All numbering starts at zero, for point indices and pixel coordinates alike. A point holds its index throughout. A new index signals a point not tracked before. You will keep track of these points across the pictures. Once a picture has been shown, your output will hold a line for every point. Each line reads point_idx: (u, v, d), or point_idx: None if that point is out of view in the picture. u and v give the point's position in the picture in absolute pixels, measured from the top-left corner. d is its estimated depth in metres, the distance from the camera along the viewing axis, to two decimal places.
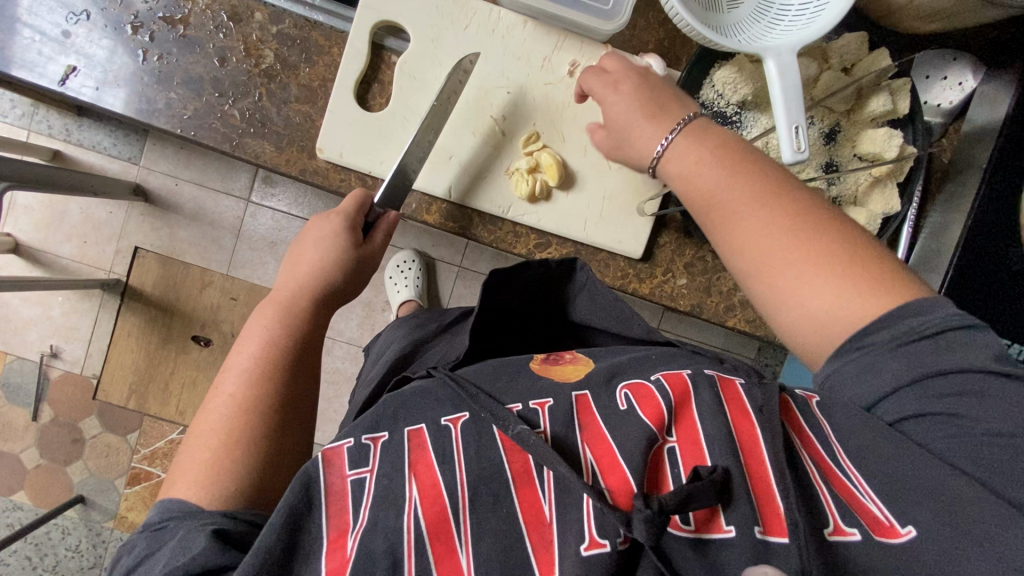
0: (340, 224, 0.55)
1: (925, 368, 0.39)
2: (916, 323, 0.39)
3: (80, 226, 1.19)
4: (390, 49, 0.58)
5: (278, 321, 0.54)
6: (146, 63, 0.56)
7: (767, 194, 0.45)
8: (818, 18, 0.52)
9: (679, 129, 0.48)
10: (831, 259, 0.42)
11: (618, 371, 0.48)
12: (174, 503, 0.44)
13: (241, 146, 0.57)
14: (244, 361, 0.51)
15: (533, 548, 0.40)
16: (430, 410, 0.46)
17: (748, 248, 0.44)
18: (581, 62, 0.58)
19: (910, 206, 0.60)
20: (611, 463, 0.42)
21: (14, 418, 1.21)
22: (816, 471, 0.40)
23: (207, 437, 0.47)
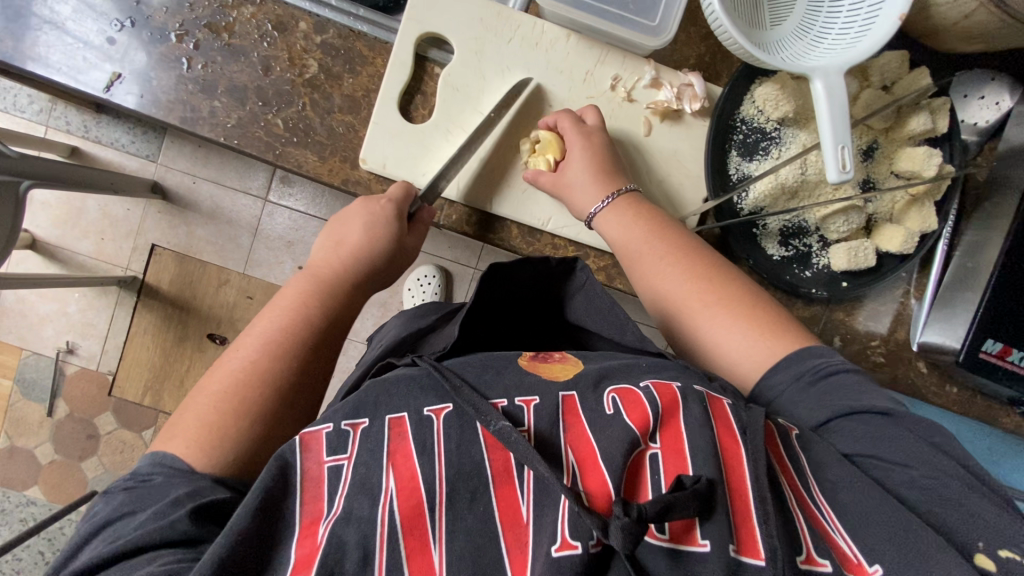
0: (379, 208, 0.56)
1: (843, 408, 0.46)
2: (802, 363, 0.49)
3: (97, 222, 1.19)
4: (434, 60, 0.58)
5: (309, 296, 0.55)
6: (189, 70, 0.56)
7: (682, 248, 0.55)
8: (867, 36, 0.52)
9: (616, 196, 0.56)
10: (729, 302, 0.53)
11: (606, 374, 0.49)
12: (167, 455, 0.46)
13: (283, 156, 0.57)
14: (271, 330, 0.52)
15: (508, 549, 0.41)
16: (411, 398, 0.47)
17: (665, 291, 0.54)
18: (624, 76, 0.58)
19: (945, 225, 0.61)
20: (593, 466, 0.43)
21: (29, 413, 1.21)
22: (792, 495, 0.42)
23: (216, 397, 0.48)
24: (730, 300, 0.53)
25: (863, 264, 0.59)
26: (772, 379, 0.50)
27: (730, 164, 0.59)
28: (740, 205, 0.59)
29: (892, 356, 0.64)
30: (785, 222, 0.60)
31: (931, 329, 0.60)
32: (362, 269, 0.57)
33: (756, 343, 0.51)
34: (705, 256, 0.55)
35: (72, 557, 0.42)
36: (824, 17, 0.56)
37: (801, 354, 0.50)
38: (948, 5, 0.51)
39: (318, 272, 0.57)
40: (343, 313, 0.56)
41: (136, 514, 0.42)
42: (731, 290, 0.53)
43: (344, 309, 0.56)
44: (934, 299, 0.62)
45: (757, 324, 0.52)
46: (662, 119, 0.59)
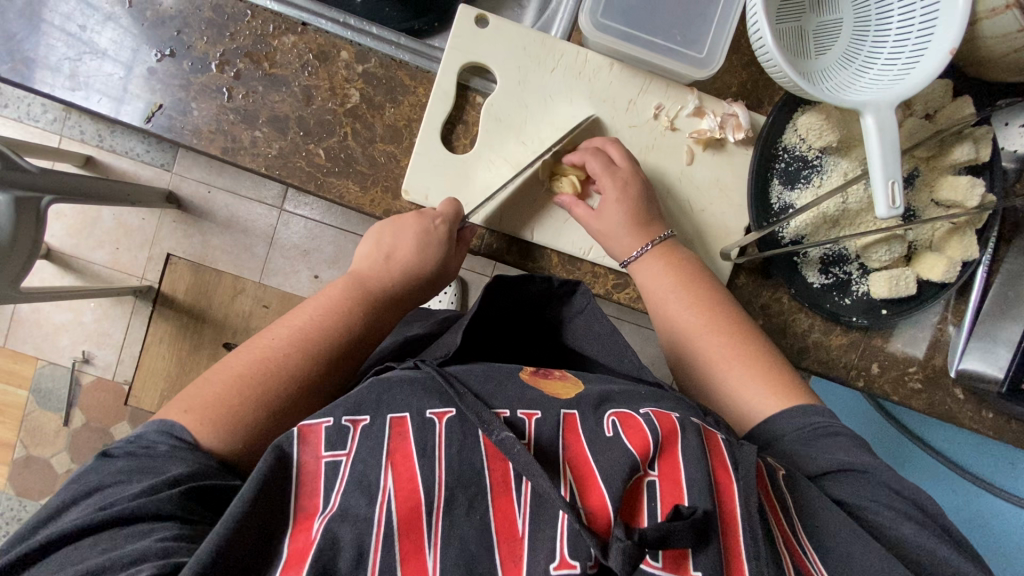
0: (432, 226, 0.55)
1: (845, 462, 0.46)
2: (802, 419, 0.49)
3: (112, 232, 1.16)
4: (476, 89, 0.58)
5: (351, 297, 0.54)
6: (230, 100, 0.56)
7: (717, 304, 0.55)
8: (915, 65, 0.52)
9: (655, 242, 0.56)
10: (762, 363, 0.53)
11: (607, 397, 0.48)
12: (168, 422, 0.44)
13: (324, 186, 0.56)
14: (307, 323, 0.51)
15: (502, 561, 0.39)
16: (414, 399, 0.44)
17: (697, 344, 0.54)
18: (666, 105, 0.58)
19: (984, 252, 0.60)
20: (593, 486, 0.41)
21: (44, 422, 1.16)
22: (781, 537, 0.41)
23: (238, 373, 0.47)
24: (763, 361, 0.53)
25: (903, 292, 0.59)
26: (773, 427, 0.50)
27: (771, 193, 0.59)
28: (782, 234, 0.59)
29: (930, 382, 0.64)
30: (825, 250, 0.60)
31: (971, 356, 0.61)
32: (403, 284, 0.57)
33: (765, 397, 0.51)
34: (730, 307, 0.55)
35: (50, 521, 0.39)
36: (869, 46, 0.56)
37: (804, 412, 0.50)
38: (996, 39, 0.51)
39: (361, 276, 0.56)
40: (379, 325, 0.56)
41: (125, 484, 0.40)
42: (761, 351, 0.54)
43: (382, 319, 0.56)
44: (973, 326, 0.62)
45: (771, 381, 0.52)
46: (704, 148, 0.59)
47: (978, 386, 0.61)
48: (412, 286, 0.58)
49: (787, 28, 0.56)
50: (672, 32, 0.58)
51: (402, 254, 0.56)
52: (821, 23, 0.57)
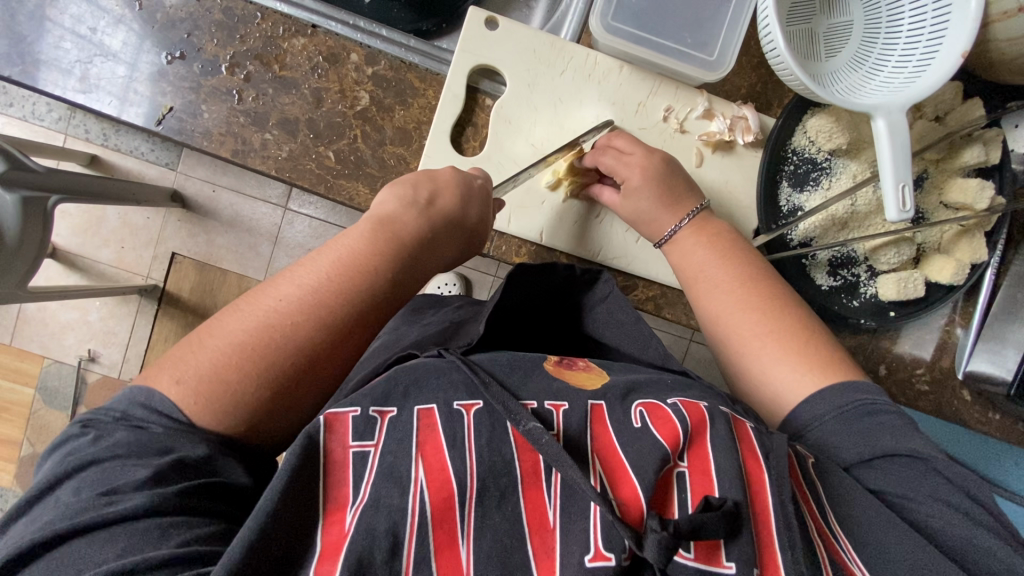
0: (473, 182, 0.55)
1: (884, 449, 0.45)
2: (842, 397, 0.48)
3: (118, 232, 1.16)
4: (485, 92, 0.59)
5: (364, 248, 0.49)
6: (240, 102, 0.56)
7: (759, 280, 0.54)
8: (925, 69, 0.52)
9: (692, 216, 0.56)
10: (804, 343, 0.51)
11: (634, 387, 0.48)
12: (151, 392, 0.42)
13: (334, 188, 0.56)
14: (309, 281, 0.47)
15: (535, 554, 0.39)
16: (442, 391, 0.45)
17: (733, 321, 0.53)
18: (676, 107, 0.58)
19: (993, 254, 0.60)
20: (624, 478, 0.41)
21: (51, 421, 1.16)
22: (815, 530, 0.41)
23: (229, 339, 0.44)
24: (806, 341, 0.51)
25: (912, 294, 0.59)
26: (809, 408, 0.48)
27: (781, 195, 0.59)
28: (790, 236, 0.60)
29: (938, 384, 0.63)
30: (834, 252, 0.60)
31: (979, 357, 0.61)
32: (439, 238, 0.54)
33: (801, 377, 0.50)
34: (770, 283, 0.54)
35: (52, 506, 0.38)
36: (879, 48, 0.56)
37: (844, 388, 0.48)
38: (1009, 41, 0.51)
39: (397, 228, 0.51)
40: (401, 279, 0.51)
41: (130, 470, 0.38)
42: (807, 332, 0.52)
43: (404, 271, 0.51)
44: (980, 329, 0.62)
45: (809, 360, 0.50)
46: (714, 150, 0.59)
47: (986, 388, 0.61)
48: (449, 238, 0.54)
49: (798, 30, 0.56)
50: (681, 35, 0.58)
51: (438, 202, 0.53)
52: (831, 25, 0.57)
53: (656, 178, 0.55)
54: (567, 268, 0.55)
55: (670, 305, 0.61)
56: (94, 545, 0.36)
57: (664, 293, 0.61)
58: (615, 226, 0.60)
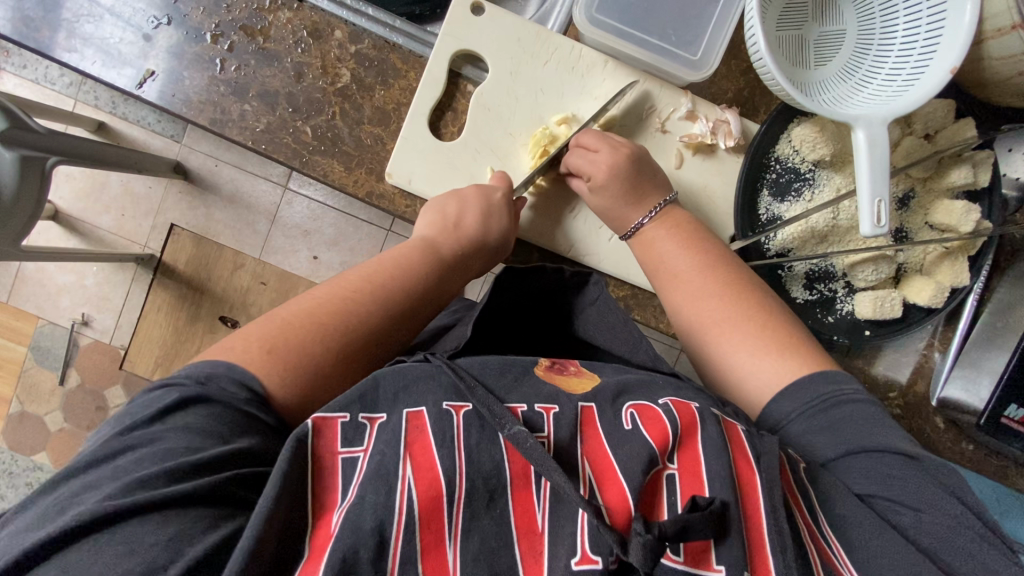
0: (494, 198, 0.55)
1: (858, 445, 0.44)
2: (813, 389, 0.47)
3: (118, 199, 1.17)
4: (467, 78, 0.58)
5: (419, 257, 0.54)
6: (223, 72, 0.56)
7: (721, 268, 0.53)
8: (912, 85, 0.51)
9: (658, 210, 0.56)
10: (769, 325, 0.50)
11: (626, 389, 0.47)
12: (233, 365, 0.43)
13: (310, 164, 0.56)
14: (378, 272, 0.52)
15: (522, 558, 0.39)
16: (430, 393, 0.44)
17: (699, 310, 0.52)
18: (659, 106, 0.58)
19: (977, 279, 0.59)
20: (611, 480, 0.41)
21: (41, 380, 1.18)
22: (806, 533, 0.40)
23: (305, 310, 0.47)
24: (771, 322, 0.50)
25: (888, 314, 0.58)
26: (778, 404, 0.48)
27: (760, 204, 0.58)
28: (767, 245, 0.58)
29: (913, 409, 0.62)
30: (812, 265, 0.59)
31: (953, 383, 0.60)
32: (469, 251, 0.56)
33: (764, 361, 0.49)
34: (735, 270, 0.53)
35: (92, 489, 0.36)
36: (872, 58, 0.54)
37: (816, 379, 0.47)
38: (1002, 60, 0.50)
39: (429, 242, 0.54)
40: (441, 288, 0.55)
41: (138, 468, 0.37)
42: (771, 313, 0.51)
43: (435, 285, 0.54)
44: (958, 354, 0.60)
45: (774, 343, 0.49)
46: (694, 152, 0.59)
47: (957, 416, 0.60)
48: (475, 254, 0.56)
49: (787, 36, 0.55)
50: (667, 32, 0.58)
51: (465, 221, 0.54)
52: (822, 33, 0.56)
53: (626, 177, 0.54)
54: (555, 270, 0.55)
55: (640, 307, 0.60)
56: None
57: (634, 295, 0.60)
58: (590, 220, 0.59)
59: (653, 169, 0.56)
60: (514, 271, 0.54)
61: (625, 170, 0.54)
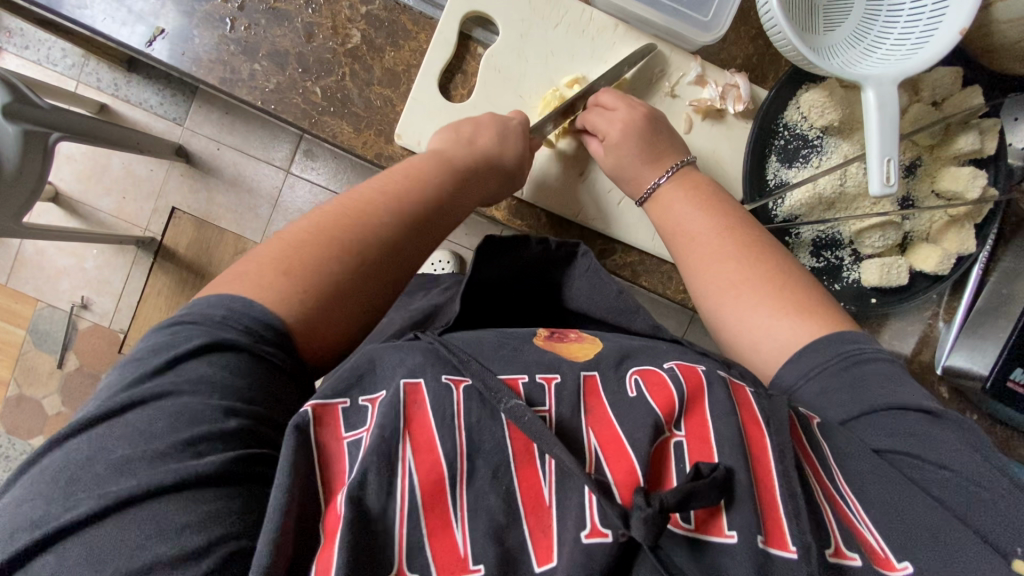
0: (510, 123, 0.55)
1: (879, 403, 0.44)
2: (830, 349, 0.47)
3: (119, 180, 1.17)
4: (477, 40, 0.58)
5: (433, 171, 0.51)
6: (232, 31, 0.56)
7: (738, 232, 0.53)
8: (921, 49, 0.51)
9: (674, 171, 0.55)
10: (786, 289, 0.50)
11: (628, 355, 0.48)
12: (249, 300, 0.41)
13: (319, 125, 0.56)
14: (390, 184, 0.50)
15: (530, 532, 0.39)
16: (426, 365, 0.42)
17: (714, 272, 0.52)
18: (668, 71, 0.58)
19: (983, 248, 0.59)
20: (618, 452, 0.40)
21: (38, 363, 1.17)
22: (818, 484, 0.41)
23: (315, 230, 0.45)
24: (788, 286, 0.50)
25: (895, 281, 0.58)
26: (783, 374, 0.48)
27: (767, 168, 0.58)
28: (775, 211, 0.58)
29: (917, 379, 0.62)
30: (819, 233, 0.59)
31: (957, 352, 0.60)
32: (482, 171, 0.53)
33: (783, 325, 0.49)
34: (751, 233, 0.53)
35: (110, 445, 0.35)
36: (880, 23, 0.55)
37: (831, 340, 0.47)
38: (1010, 23, 0.50)
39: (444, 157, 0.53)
40: (450, 206, 0.52)
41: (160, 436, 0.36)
42: (788, 277, 0.51)
43: (445, 204, 0.51)
44: (964, 322, 0.60)
45: (792, 306, 0.49)
46: (703, 118, 0.59)
47: (962, 383, 0.60)
48: (490, 176, 0.54)
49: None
50: None
51: (480, 139, 0.54)
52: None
53: (638, 140, 0.54)
54: (541, 244, 0.55)
55: (648, 272, 0.61)
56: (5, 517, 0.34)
57: (641, 260, 0.61)
58: (599, 186, 0.60)
59: (664, 136, 0.56)
60: (495, 243, 0.54)
61: (635, 130, 0.54)
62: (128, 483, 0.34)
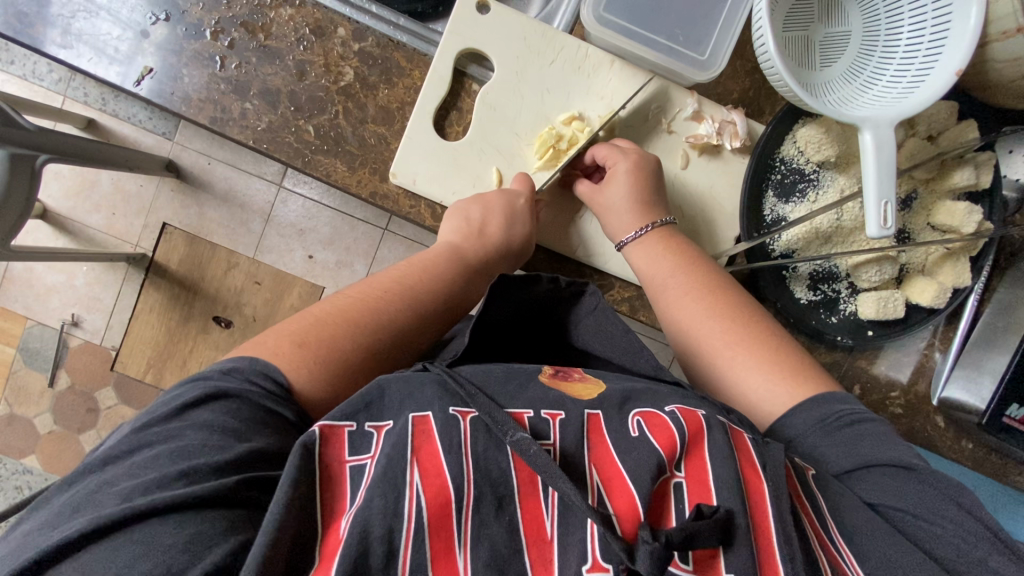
0: (517, 203, 0.55)
1: (868, 459, 0.44)
2: (823, 410, 0.47)
3: (109, 197, 1.15)
4: (473, 76, 0.58)
5: (447, 266, 0.55)
6: (223, 69, 0.55)
7: (719, 288, 0.54)
8: (917, 87, 0.51)
9: (651, 228, 0.56)
10: (773, 347, 0.51)
11: (631, 397, 0.46)
12: (263, 360, 0.43)
13: (312, 163, 0.55)
14: (408, 277, 0.53)
15: (531, 564, 0.36)
16: (436, 399, 0.42)
17: (700, 330, 0.52)
18: (665, 108, 0.58)
19: (977, 279, 0.59)
20: (621, 487, 0.39)
21: (29, 382, 1.16)
22: (815, 539, 0.39)
23: (336, 309, 0.48)
24: (774, 345, 0.51)
25: (891, 315, 0.58)
26: (789, 420, 0.47)
27: (764, 204, 0.58)
28: (772, 246, 0.58)
29: (912, 408, 0.63)
30: (816, 266, 0.59)
31: (953, 383, 0.60)
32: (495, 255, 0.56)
33: (773, 387, 0.49)
34: (730, 290, 0.54)
35: (157, 464, 0.36)
36: (876, 60, 0.55)
37: (825, 399, 0.47)
38: (1007, 63, 0.50)
39: (454, 246, 0.55)
40: (469, 289, 0.56)
41: (209, 451, 0.37)
42: (773, 337, 0.52)
43: (464, 289, 0.55)
44: (959, 355, 0.61)
45: (781, 366, 0.50)
46: (700, 153, 0.59)
47: (958, 415, 0.60)
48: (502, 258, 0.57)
49: (793, 37, 0.55)
50: (674, 31, 0.58)
51: (488, 228, 0.55)
52: (828, 34, 0.56)
53: (643, 180, 0.55)
54: (551, 281, 0.54)
55: (646, 308, 0.61)
56: (38, 531, 0.35)
57: (639, 295, 0.60)
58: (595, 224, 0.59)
59: (660, 182, 0.57)
60: (511, 282, 0.52)
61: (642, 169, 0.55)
62: (177, 490, 0.34)
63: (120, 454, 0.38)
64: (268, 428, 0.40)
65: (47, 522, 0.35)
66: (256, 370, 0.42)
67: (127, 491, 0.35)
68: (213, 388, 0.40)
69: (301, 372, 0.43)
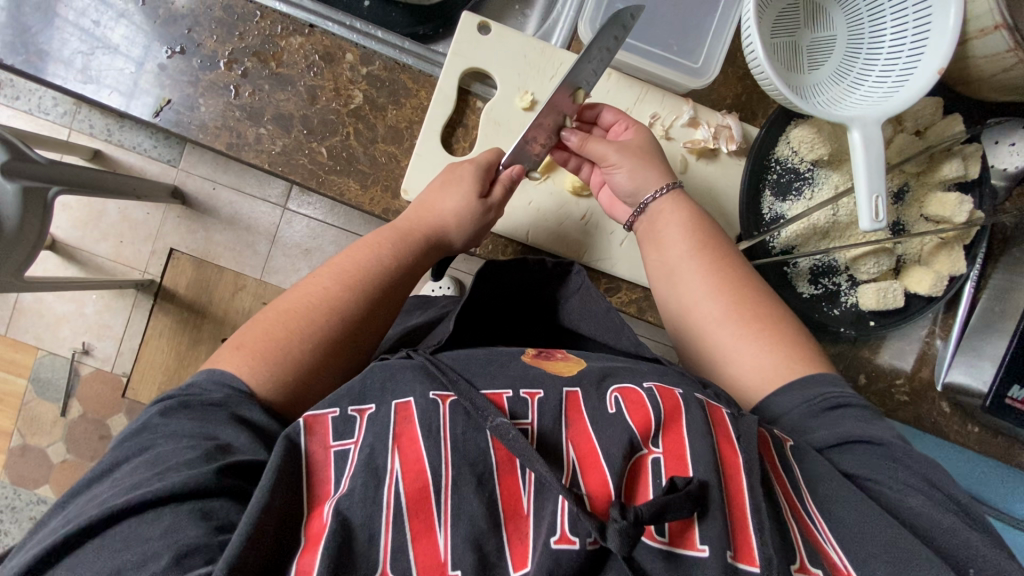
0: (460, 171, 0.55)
1: (849, 434, 0.45)
2: (807, 392, 0.48)
3: (116, 226, 1.17)
4: (477, 94, 0.60)
5: (391, 244, 0.55)
6: (237, 97, 0.57)
7: (725, 257, 0.55)
8: (902, 86, 0.53)
9: (666, 191, 0.56)
10: (769, 320, 0.52)
11: (610, 373, 0.47)
12: (214, 370, 0.45)
13: (326, 183, 0.58)
14: (355, 259, 0.53)
15: (508, 540, 0.38)
16: (417, 382, 0.43)
17: (700, 296, 0.54)
18: (662, 115, 0.60)
19: (973, 266, 0.61)
20: (594, 466, 0.40)
21: (41, 412, 1.17)
22: (787, 506, 0.40)
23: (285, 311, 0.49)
24: (771, 319, 0.52)
25: (891, 305, 0.60)
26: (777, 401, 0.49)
27: (762, 204, 0.60)
28: (772, 243, 0.61)
29: (917, 395, 0.64)
30: (815, 261, 0.61)
31: (956, 369, 0.62)
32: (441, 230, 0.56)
33: (766, 358, 0.50)
34: (734, 259, 0.55)
35: (135, 471, 0.37)
36: (862, 62, 0.57)
37: (814, 380, 0.49)
38: (986, 58, 0.53)
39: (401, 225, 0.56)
40: (416, 267, 0.56)
41: (183, 452, 0.38)
42: (771, 310, 0.52)
43: (409, 267, 0.55)
44: (959, 341, 0.63)
45: (774, 339, 0.51)
46: (698, 157, 0.61)
47: (964, 399, 0.62)
48: (449, 233, 0.56)
49: (782, 42, 0.57)
50: (669, 42, 0.62)
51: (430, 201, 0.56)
52: (815, 39, 0.58)
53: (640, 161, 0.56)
54: (539, 262, 0.57)
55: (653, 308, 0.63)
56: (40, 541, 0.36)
57: (646, 296, 0.63)
58: (601, 231, 0.62)
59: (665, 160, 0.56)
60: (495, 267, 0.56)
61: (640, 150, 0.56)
62: (152, 485, 0.36)
63: (104, 470, 0.39)
64: (237, 422, 0.41)
65: (49, 532, 0.36)
66: (217, 382, 0.44)
67: (112, 494, 0.36)
68: (183, 397, 0.42)
69: (242, 372, 0.45)
